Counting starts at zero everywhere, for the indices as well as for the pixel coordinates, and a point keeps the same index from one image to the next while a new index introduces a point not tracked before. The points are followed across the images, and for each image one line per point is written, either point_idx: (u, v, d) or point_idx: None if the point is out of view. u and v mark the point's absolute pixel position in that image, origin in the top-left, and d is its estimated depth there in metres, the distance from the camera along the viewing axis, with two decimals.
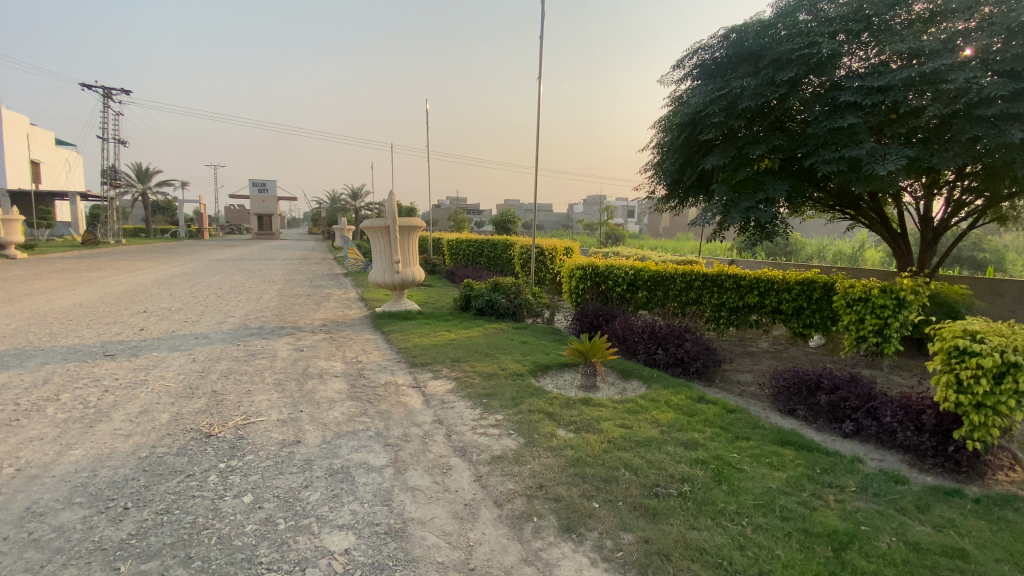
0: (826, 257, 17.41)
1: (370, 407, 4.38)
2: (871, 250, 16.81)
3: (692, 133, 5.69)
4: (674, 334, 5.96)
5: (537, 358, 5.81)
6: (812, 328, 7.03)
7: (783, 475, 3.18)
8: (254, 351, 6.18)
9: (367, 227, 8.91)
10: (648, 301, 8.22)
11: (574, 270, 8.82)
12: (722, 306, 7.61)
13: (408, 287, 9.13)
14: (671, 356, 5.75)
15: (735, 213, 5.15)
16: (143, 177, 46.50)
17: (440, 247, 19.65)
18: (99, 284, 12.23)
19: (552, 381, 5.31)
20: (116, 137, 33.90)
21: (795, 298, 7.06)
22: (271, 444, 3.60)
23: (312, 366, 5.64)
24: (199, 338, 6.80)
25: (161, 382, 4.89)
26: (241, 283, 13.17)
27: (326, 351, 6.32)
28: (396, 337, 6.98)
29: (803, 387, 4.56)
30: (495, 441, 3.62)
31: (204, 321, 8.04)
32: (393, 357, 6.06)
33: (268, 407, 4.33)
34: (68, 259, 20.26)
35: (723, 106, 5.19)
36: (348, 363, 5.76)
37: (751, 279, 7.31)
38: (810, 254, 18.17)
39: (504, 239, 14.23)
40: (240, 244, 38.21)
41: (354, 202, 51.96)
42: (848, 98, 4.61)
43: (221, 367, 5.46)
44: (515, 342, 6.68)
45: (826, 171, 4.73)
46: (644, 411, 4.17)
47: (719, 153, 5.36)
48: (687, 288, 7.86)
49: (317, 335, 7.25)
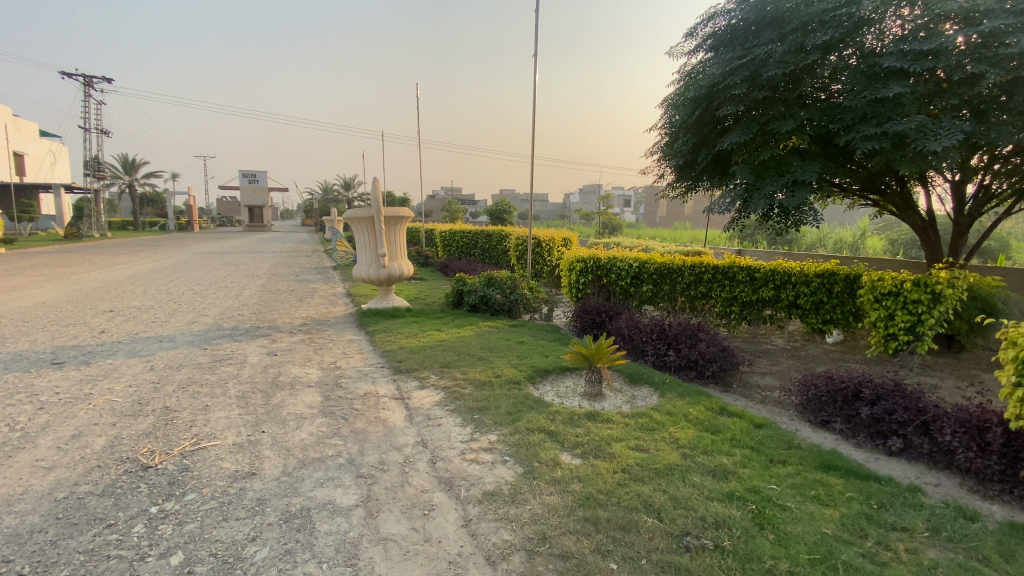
0: (827, 247, 16.93)
1: (344, 425, 3.79)
2: (874, 239, 16.35)
3: (708, 110, 5.09)
4: (686, 333, 5.44)
5: (534, 363, 5.24)
6: (832, 324, 6.53)
7: (835, 514, 2.62)
8: (221, 357, 5.56)
9: (350, 218, 8.27)
10: (655, 296, 7.64)
11: (574, 262, 8.22)
12: (733, 300, 7.07)
13: (395, 282, 8.51)
14: (684, 358, 5.19)
15: (760, 200, 4.57)
16: (130, 169, 45.30)
17: (433, 239, 19.07)
18: (70, 280, 11.56)
19: (552, 389, 4.73)
20: (99, 128, 32.98)
21: (814, 292, 6.53)
22: (219, 479, 3.02)
23: (283, 374, 5.03)
24: (164, 342, 6.18)
25: (107, 398, 4.28)
26: (222, 278, 12.53)
27: (301, 355, 5.72)
28: (381, 339, 6.38)
29: (839, 398, 4.03)
30: (487, 470, 3.04)
31: (173, 321, 7.41)
32: (376, 361, 5.47)
33: (224, 427, 3.74)
34: (46, 253, 19.49)
35: (744, 76, 4.57)
36: (324, 370, 5.16)
37: (766, 271, 6.77)
38: (810, 243, 17.68)
39: (498, 230, 13.63)
40: (228, 236, 37.34)
41: (345, 193, 51.10)
42: (892, 65, 4.04)
43: (180, 377, 4.85)
44: (510, 343, 6.10)
45: (865, 149, 4.16)
46: (661, 429, 3.59)
47: (739, 130, 4.75)
48: (696, 281, 7.30)
49: (294, 336, 6.63)
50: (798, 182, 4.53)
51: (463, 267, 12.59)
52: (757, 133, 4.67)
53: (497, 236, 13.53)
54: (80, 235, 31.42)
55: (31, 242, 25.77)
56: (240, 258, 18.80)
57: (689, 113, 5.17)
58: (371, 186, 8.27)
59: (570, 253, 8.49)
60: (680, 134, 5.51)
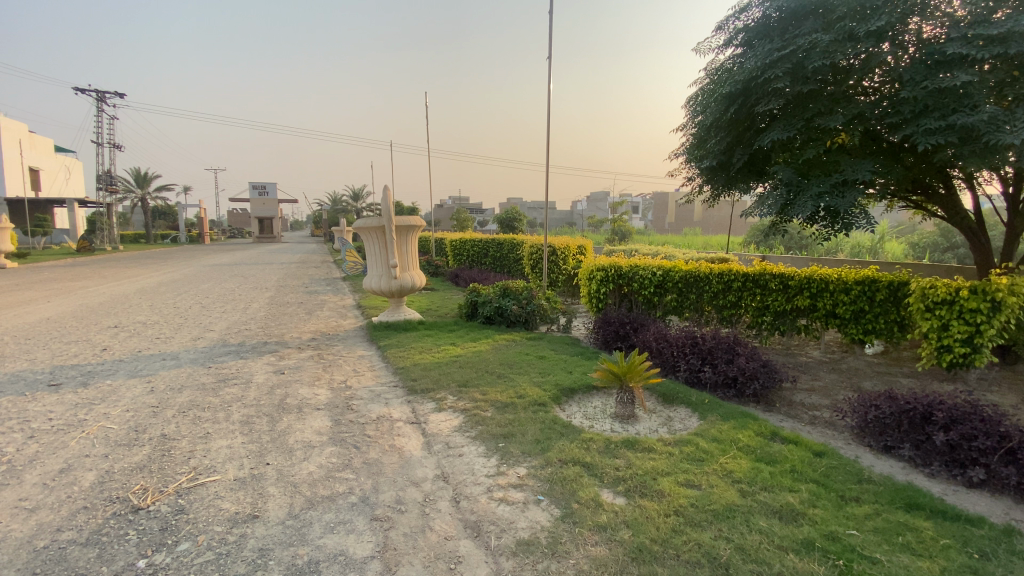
0: (845, 252, 16.46)
1: (356, 456, 3.43)
2: (894, 242, 15.88)
3: (742, 107, 4.76)
4: (722, 347, 5.05)
5: (559, 381, 4.87)
6: (874, 335, 6.11)
7: (935, 569, 2.23)
8: (225, 377, 5.24)
9: (360, 227, 7.97)
10: (680, 306, 7.25)
11: (593, 270, 7.83)
12: (765, 309, 6.68)
13: (407, 293, 8.19)
14: (722, 375, 4.82)
15: (806, 202, 4.21)
16: (142, 182, 45.67)
17: (443, 248, 18.84)
18: (77, 295, 11.38)
19: (581, 411, 4.37)
20: (112, 143, 33.33)
21: (854, 300, 6.12)
22: (217, 523, 2.67)
23: (290, 395, 4.70)
24: (167, 360, 5.88)
25: (102, 425, 3.97)
26: (231, 291, 12.29)
27: (310, 374, 5.38)
28: (393, 354, 6.04)
29: (906, 421, 3.65)
30: (520, 512, 2.67)
31: (178, 337, 7.13)
32: (389, 380, 5.13)
33: (226, 458, 3.41)
34: (58, 267, 19.55)
35: (787, 68, 4.22)
36: (334, 390, 4.82)
37: (801, 279, 6.37)
38: (828, 248, 17.25)
39: (510, 238, 13.32)
40: (238, 248, 37.47)
41: (354, 204, 51.23)
42: (956, 51, 3.71)
43: (181, 400, 4.53)
44: (529, 358, 5.74)
45: (926, 145, 3.83)
46: (710, 460, 3.20)
47: (781, 127, 4.40)
48: (725, 290, 6.91)
49: (303, 352, 6.31)
50: (848, 182, 4.17)
51: (474, 276, 12.25)
52: (800, 130, 4.32)
53: (509, 244, 13.22)
54: (93, 249, 31.57)
55: (43, 256, 25.81)
56: (249, 270, 18.65)
57: (723, 110, 4.83)
58: (382, 194, 7.99)
59: (589, 261, 8.11)
60: (710, 134, 5.17)
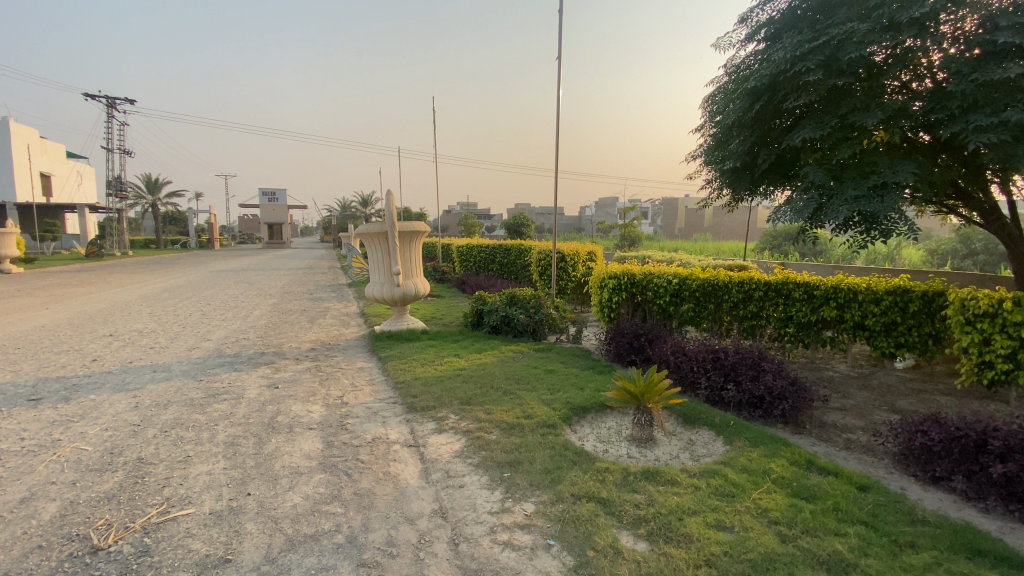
0: (860, 258, 16.05)
1: (346, 485, 3.11)
2: (910, 248, 15.46)
3: (769, 103, 4.43)
4: (745, 363, 4.71)
5: (569, 398, 4.54)
6: (906, 348, 5.71)
7: None
8: (215, 391, 4.96)
9: (363, 233, 7.69)
10: (697, 317, 6.89)
11: (605, 278, 7.48)
12: (788, 321, 6.31)
13: (410, 301, 7.89)
14: (746, 394, 4.49)
15: (841, 207, 3.84)
16: (153, 188, 45.98)
17: (450, 254, 18.61)
18: (77, 301, 11.22)
19: (593, 433, 4.05)
20: (122, 149, 33.58)
21: (885, 312, 5.73)
22: (184, 569, 2.35)
23: (282, 413, 4.39)
24: (158, 373, 5.61)
25: (76, 446, 3.68)
26: (233, 298, 12.09)
27: (305, 388, 5.08)
28: (394, 367, 5.72)
29: (957, 449, 3.24)
30: (527, 560, 2.33)
31: (172, 347, 6.87)
32: (388, 396, 4.82)
33: (204, 487, 3.10)
34: (66, 273, 19.62)
35: (820, 60, 3.88)
36: (328, 407, 4.50)
37: (826, 288, 6.00)
38: (841, 254, 16.86)
39: (517, 244, 13.03)
40: (246, 253, 37.55)
41: (362, 209, 51.29)
42: (1009, 40, 3.37)
43: (164, 418, 4.23)
44: (538, 372, 5.40)
45: (976, 143, 3.48)
46: (742, 496, 2.86)
47: (812, 125, 4.06)
48: (745, 299, 6.55)
49: (300, 364, 6.01)
50: (887, 185, 3.81)
51: (481, 283, 11.97)
52: (834, 128, 3.97)
53: (516, 250, 12.94)
54: (103, 255, 31.72)
55: (53, 262, 25.84)
56: (254, 275, 18.51)
57: (747, 108, 4.50)
58: (386, 199, 7.71)
59: (601, 269, 7.77)
60: (731, 134, 4.86)
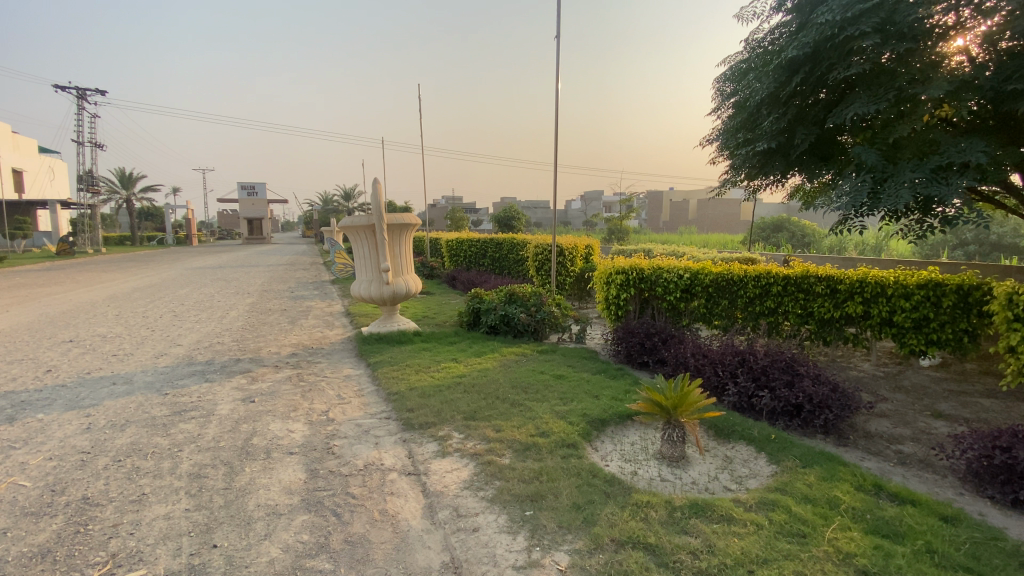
0: (849, 249, 16.02)
1: (335, 531, 2.56)
2: (902, 239, 15.29)
3: (808, 76, 4.06)
4: (778, 366, 4.27)
5: (586, 410, 4.04)
6: (937, 346, 5.33)
7: None
8: (183, 408, 4.35)
9: (347, 227, 7.06)
10: (709, 314, 6.45)
11: (611, 273, 6.95)
12: (809, 317, 5.90)
13: (400, 300, 7.32)
14: (781, 401, 4.04)
15: (901, 190, 3.44)
16: (127, 183, 44.19)
17: (438, 248, 18.11)
18: (40, 302, 10.41)
19: (617, 451, 3.57)
20: (93, 142, 32.26)
21: (915, 308, 5.33)
22: None
23: (258, 434, 3.80)
24: (119, 385, 4.97)
25: (10, 483, 3.07)
26: (210, 297, 11.38)
27: (285, 402, 4.49)
28: (385, 375, 5.15)
29: None
30: None
31: (138, 354, 6.20)
32: (379, 409, 4.27)
33: (160, 537, 2.52)
34: (34, 271, 18.65)
35: (875, 23, 3.53)
36: (312, 426, 3.93)
37: (851, 283, 5.57)
38: (829, 246, 16.93)
39: (510, 238, 12.54)
40: (226, 249, 36.44)
41: (346, 203, 50.31)
42: None
43: (120, 443, 3.63)
44: (546, 378, 4.89)
45: None
46: (814, 536, 2.39)
47: (864, 99, 3.71)
48: (762, 294, 6.11)
49: (280, 373, 5.42)
50: (952, 167, 3.48)
51: (473, 278, 11.47)
52: (888, 102, 3.63)
53: (509, 244, 12.46)
54: (75, 253, 30.33)
55: (22, 259, 24.70)
56: (234, 272, 17.74)
57: (783, 81, 4.11)
58: (372, 190, 7.10)
59: (605, 263, 7.26)
60: (762, 113, 4.46)
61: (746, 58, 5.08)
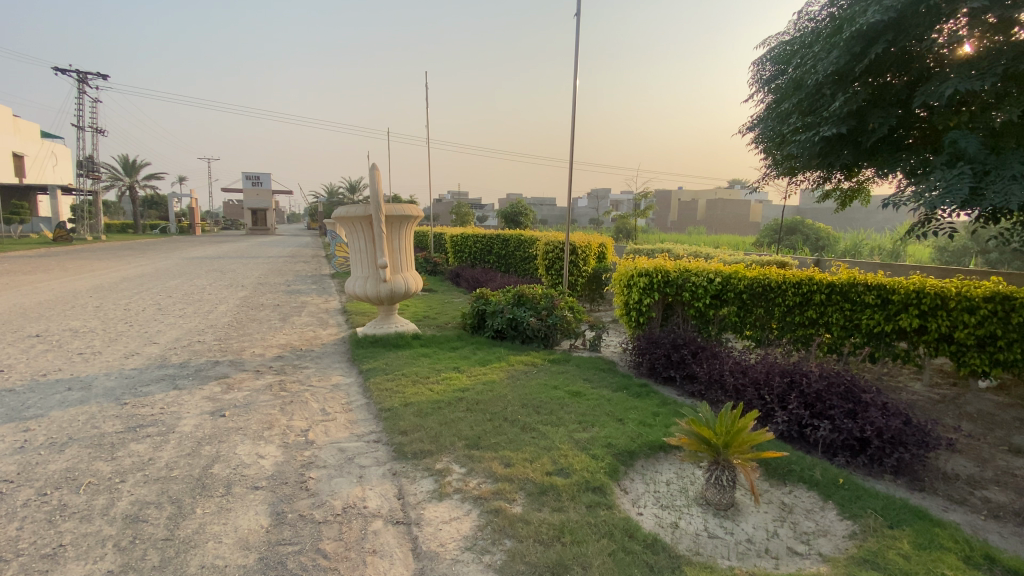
0: (866, 251, 15.44)
1: None
2: (922, 245, 14.56)
3: (887, 48, 3.50)
4: (836, 392, 3.63)
5: (611, 438, 3.41)
6: (1004, 368, 4.61)
7: None
8: (139, 423, 3.74)
9: (343, 217, 6.44)
10: (740, 323, 5.86)
11: (633, 275, 6.30)
12: (855, 329, 5.24)
13: (399, 299, 6.70)
14: (842, 434, 3.41)
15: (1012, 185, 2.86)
16: (128, 169, 43.53)
17: (443, 243, 17.60)
18: (20, 292, 9.87)
19: (651, 495, 2.97)
20: (94, 128, 31.71)
21: (981, 323, 4.60)
22: None
23: (220, 459, 3.19)
24: (74, 391, 4.37)
25: None
26: (201, 289, 10.82)
27: (259, 418, 3.88)
28: (377, 386, 4.52)
29: None
30: None
31: (107, 354, 5.61)
32: (366, 430, 3.65)
33: None
34: (26, 257, 18.16)
35: None
36: (286, 451, 3.31)
37: (907, 293, 4.86)
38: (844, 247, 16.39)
39: (517, 233, 11.95)
40: (227, 239, 35.94)
41: (351, 195, 49.86)
42: None
43: (53, 470, 3.02)
44: (560, 395, 4.27)
45: None
46: None
47: (963, 75, 3.16)
48: (801, 303, 5.48)
49: (260, 380, 4.80)
50: None
51: (478, 275, 10.90)
52: (992, 78, 3.10)
53: (516, 239, 11.87)
54: (73, 240, 29.78)
55: (16, 245, 24.21)
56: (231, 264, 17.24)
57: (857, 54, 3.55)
58: (371, 177, 6.46)
59: (625, 264, 6.61)
60: (826, 94, 3.88)
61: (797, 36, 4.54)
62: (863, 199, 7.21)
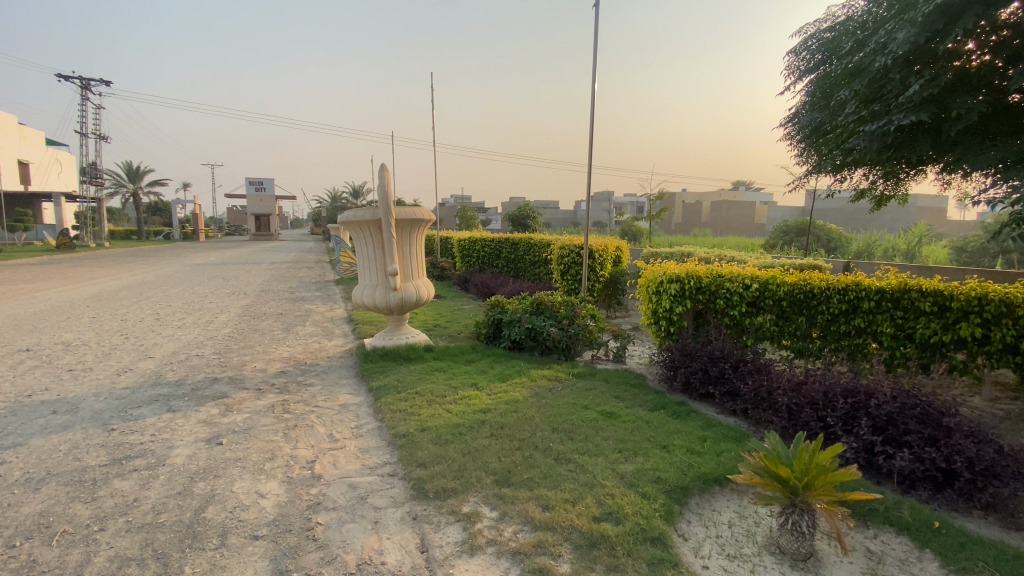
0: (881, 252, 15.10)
1: None
2: (939, 245, 14.17)
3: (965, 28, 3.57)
4: (912, 415, 3.20)
5: (659, 471, 2.98)
6: None
7: None
8: (127, 453, 3.34)
9: (351, 221, 6.06)
10: (779, 333, 5.46)
11: (660, 282, 5.88)
12: (908, 339, 4.79)
13: (409, 309, 6.29)
14: (923, 464, 2.99)
15: None
16: (132, 176, 43.41)
17: (448, 247, 17.29)
18: (16, 302, 9.53)
19: (715, 543, 2.53)
20: (98, 135, 31.58)
21: None
22: None
23: (215, 500, 2.78)
24: (59, 415, 3.97)
25: None
26: (202, 298, 10.45)
27: (260, 446, 3.47)
28: (389, 407, 4.11)
29: None
30: None
31: (98, 370, 5.22)
32: (377, 462, 3.23)
33: None
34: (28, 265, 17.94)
35: None
36: (290, 488, 2.91)
37: (969, 298, 4.39)
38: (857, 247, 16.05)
39: (527, 237, 11.58)
40: (231, 244, 35.81)
41: (354, 200, 49.72)
42: None
43: (24, 514, 2.62)
44: (593, 417, 3.85)
45: None
46: None
47: None
48: (846, 311, 5.06)
49: (262, 400, 4.39)
50: None
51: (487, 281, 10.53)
52: None
53: (526, 243, 11.50)
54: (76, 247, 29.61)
55: (19, 252, 24.03)
56: (234, 270, 16.92)
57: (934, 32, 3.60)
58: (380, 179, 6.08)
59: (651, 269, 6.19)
60: (894, 79, 3.98)
61: (847, 28, 4.61)
62: (899, 197, 6.77)
